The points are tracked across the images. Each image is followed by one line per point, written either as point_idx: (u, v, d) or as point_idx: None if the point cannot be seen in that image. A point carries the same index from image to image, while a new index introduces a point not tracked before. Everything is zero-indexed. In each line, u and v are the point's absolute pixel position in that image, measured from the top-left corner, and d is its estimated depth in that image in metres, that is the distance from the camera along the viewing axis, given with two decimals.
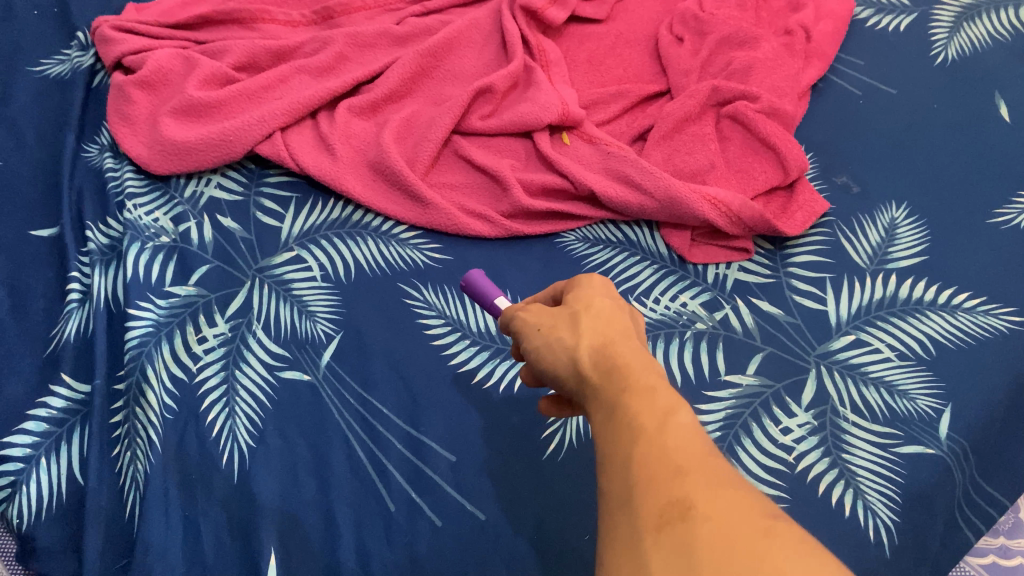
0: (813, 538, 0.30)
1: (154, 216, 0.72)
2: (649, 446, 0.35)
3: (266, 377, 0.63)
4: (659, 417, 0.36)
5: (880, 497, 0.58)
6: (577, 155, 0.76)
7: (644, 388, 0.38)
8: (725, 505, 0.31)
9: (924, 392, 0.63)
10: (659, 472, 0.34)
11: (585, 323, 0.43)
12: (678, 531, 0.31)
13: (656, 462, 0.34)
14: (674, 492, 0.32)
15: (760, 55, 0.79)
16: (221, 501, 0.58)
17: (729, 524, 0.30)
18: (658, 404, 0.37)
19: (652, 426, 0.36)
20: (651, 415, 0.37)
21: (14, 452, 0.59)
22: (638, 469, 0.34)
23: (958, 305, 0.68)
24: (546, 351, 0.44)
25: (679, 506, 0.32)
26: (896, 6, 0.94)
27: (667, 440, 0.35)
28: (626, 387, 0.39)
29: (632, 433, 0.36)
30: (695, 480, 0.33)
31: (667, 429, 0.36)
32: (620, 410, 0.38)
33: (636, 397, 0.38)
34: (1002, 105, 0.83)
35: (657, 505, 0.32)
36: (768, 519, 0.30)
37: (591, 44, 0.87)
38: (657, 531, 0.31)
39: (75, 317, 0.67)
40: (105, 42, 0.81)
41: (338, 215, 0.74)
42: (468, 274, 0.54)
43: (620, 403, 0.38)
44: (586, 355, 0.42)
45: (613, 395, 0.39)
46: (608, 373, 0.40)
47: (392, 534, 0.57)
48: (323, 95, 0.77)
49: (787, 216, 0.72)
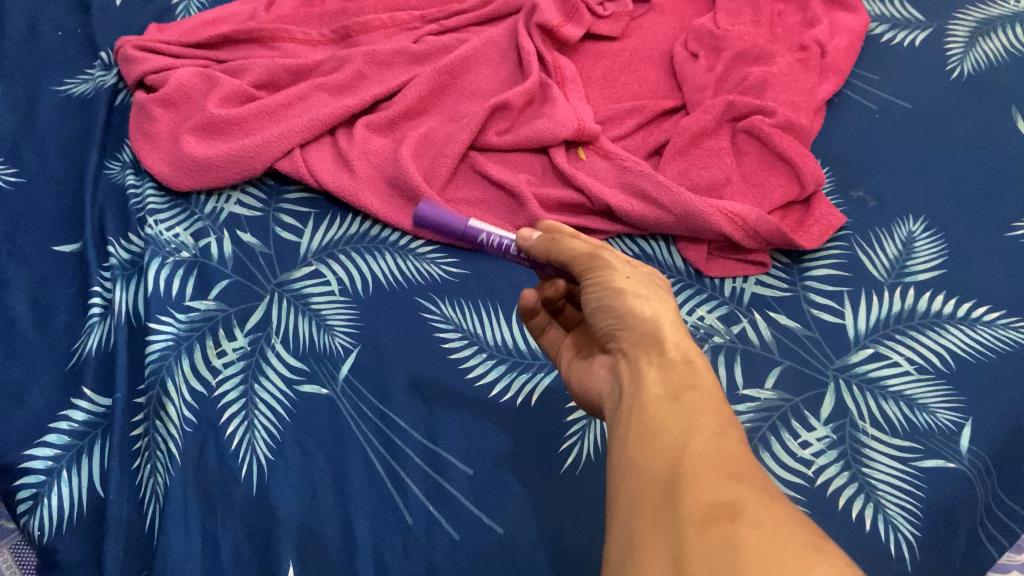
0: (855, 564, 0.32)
1: (175, 231, 0.73)
2: (710, 445, 0.38)
3: (285, 391, 0.64)
4: (722, 424, 0.40)
5: (901, 511, 0.58)
6: (593, 170, 0.76)
7: (710, 390, 0.42)
8: (775, 515, 0.33)
9: (944, 405, 0.63)
10: (715, 471, 0.36)
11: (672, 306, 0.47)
12: (723, 529, 0.33)
13: (714, 462, 0.37)
14: (726, 494, 0.35)
15: (776, 70, 0.80)
16: (240, 513, 0.58)
17: (777, 533, 0.32)
18: (721, 413, 0.41)
19: (712, 429, 0.39)
20: (714, 420, 0.40)
21: (36, 465, 0.60)
22: (695, 460, 0.37)
23: (977, 319, 0.68)
24: (633, 298, 0.47)
25: (729, 508, 0.34)
26: (911, 21, 0.94)
27: (727, 446, 0.38)
28: (696, 383, 0.42)
29: (692, 428, 0.39)
30: (747, 487, 0.35)
31: (724, 436, 0.39)
32: (683, 401, 0.41)
33: (702, 397, 0.41)
34: (1019, 118, 0.83)
35: (706, 501, 0.35)
36: (816, 537, 0.32)
37: (606, 62, 0.88)
38: (703, 524, 0.34)
39: (96, 332, 0.67)
40: (127, 62, 0.82)
41: (356, 230, 0.75)
42: None
43: (687, 395, 0.41)
44: (668, 331, 0.45)
45: (680, 383, 0.42)
46: (684, 357, 0.44)
47: (410, 547, 0.57)
48: (341, 112, 0.77)
49: (804, 230, 0.73)
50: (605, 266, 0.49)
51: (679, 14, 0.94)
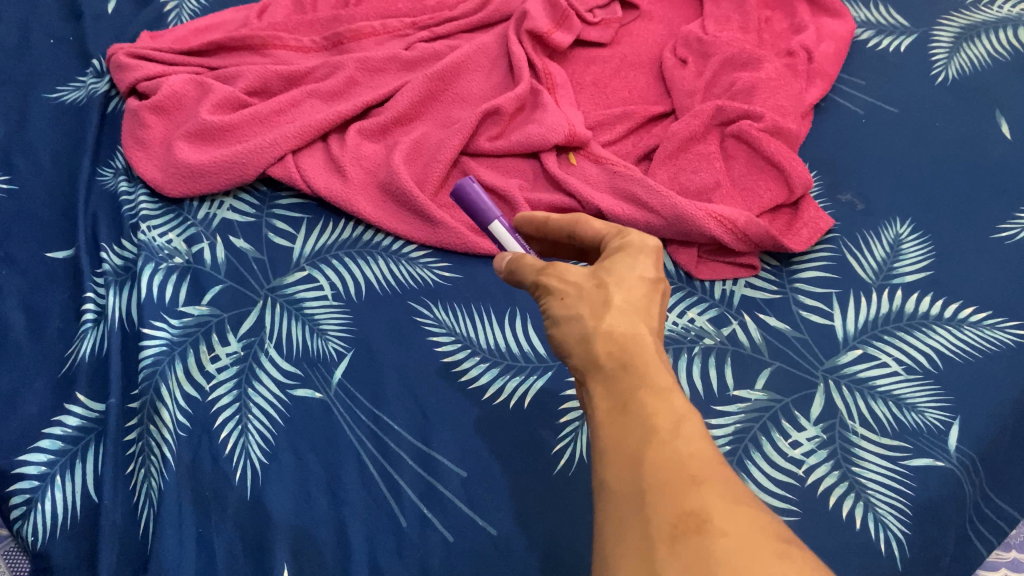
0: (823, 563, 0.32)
1: (168, 237, 0.73)
2: (667, 448, 0.37)
3: (279, 395, 0.64)
4: (675, 420, 0.39)
5: (891, 510, 0.58)
6: (585, 175, 0.77)
7: (660, 387, 0.41)
8: (741, 521, 0.33)
9: (932, 405, 0.63)
10: (676, 478, 0.36)
11: (617, 302, 0.44)
12: (693, 542, 0.33)
13: (673, 467, 0.36)
14: (690, 501, 0.34)
15: (764, 75, 0.81)
16: (234, 517, 0.58)
17: (745, 542, 0.32)
18: (675, 407, 0.39)
19: (667, 428, 0.38)
20: (666, 417, 0.39)
21: (30, 470, 0.60)
22: (655, 468, 0.36)
23: (964, 319, 0.69)
24: (564, 323, 0.45)
25: (695, 516, 0.34)
26: (895, 27, 0.96)
27: (682, 446, 0.37)
28: (644, 383, 0.41)
29: (648, 432, 0.38)
30: (710, 490, 0.35)
31: (681, 433, 0.38)
32: (632, 408, 0.40)
33: (652, 395, 0.40)
34: (1002, 122, 0.84)
35: (672, 511, 0.34)
36: (782, 542, 0.33)
37: (596, 68, 0.89)
38: (671, 536, 0.33)
39: (90, 337, 0.67)
40: (119, 69, 0.82)
41: (349, 235, 0.75)
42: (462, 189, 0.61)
43: (634, 400, 0.40)
44: (599, 337, 0.43)
45: (627, 388, 0.41)
46: (620, 361, 0.42)
47: (403, 548, 0.57)
48: (333, 118, 0.78)
49: (792, 233, 0.73)
50: (547, 294, 0.47)
51: (668, 21, 0.95)
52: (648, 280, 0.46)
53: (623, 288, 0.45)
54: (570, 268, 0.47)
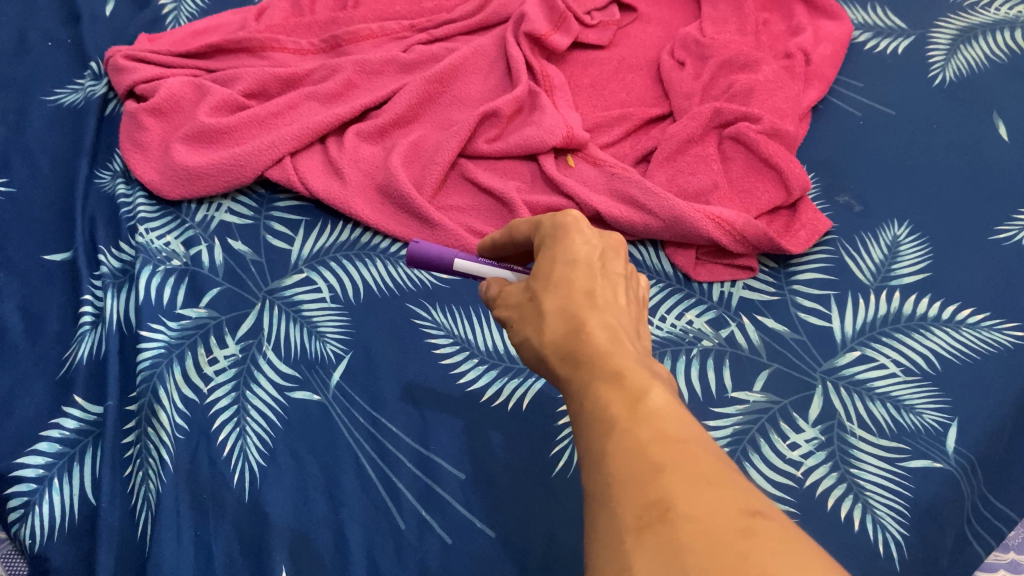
0: (805, 533, 0.27)
1: (166, 240, 0.73)
2: (625, 436, 0.32)
3: (277, 397, 0.64)
4: (634, 402, 0.34)
5: (889, 512, 0.58)
6: (583, 177, 0.77)
7: (612, 370, 0.36)
8: (705, 502, 0.28)
9: (930, 406, 0.63)
10: (636, 467, 0.31)
11: (551, 306, 0.41)
12: (657, 535, 0.28)
13: (632, 455, 0.31)
14: (653, 490, 0.30)
15: (761, 77, 0.81)
16: (232, 520, 0.58)
17: (711, 525, 0.27)
18: (633, 388, 0.35)
19: (624, 414, 0.33)
20: (623, 401, 0.34)
21: (27, 473, 0.60)
22: (617, 462, 0.32)
23: (962, 321, 0.69)
24: (520, 349, 0.43)
25: (658, 505, 0.29)
26: (893, 29, 0.96)
27: (639, 430, 0.32)
28: (597, 371, 0.37)
29: (606, 425, 0.34)
30: (675, 471, 0.30)
31: (640, 416, 0.33)
32: (589, 402, 0.36)
33: (606, 384, 0.36)
34: (1000, 124, 0.84)
35: (635, 505, 0.30)
36: (753, 516, 0.28)
37: (594, 70, 0.89)
38: (636, 530, 0.29)
39: (87, 340, 0.67)
40: (117, 71, 0.82)
41: (347, 237, 0.75)
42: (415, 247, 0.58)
43: (590, 394, 0.36)
44: (547, 348, 0.40)
45: (583, 383, 0.37)
46: (568, 362, 0.38)
47: (402, 551, 0.57)
48: (331, 120, 0.78)
49: (791, 235, 0.73)
50: (505, 324, 0.45)
51: (666, 23, 0.95)
52: (578, 262, 0.42)
53: (556, 283, 0.41)
54: (511, 292, 0.45)
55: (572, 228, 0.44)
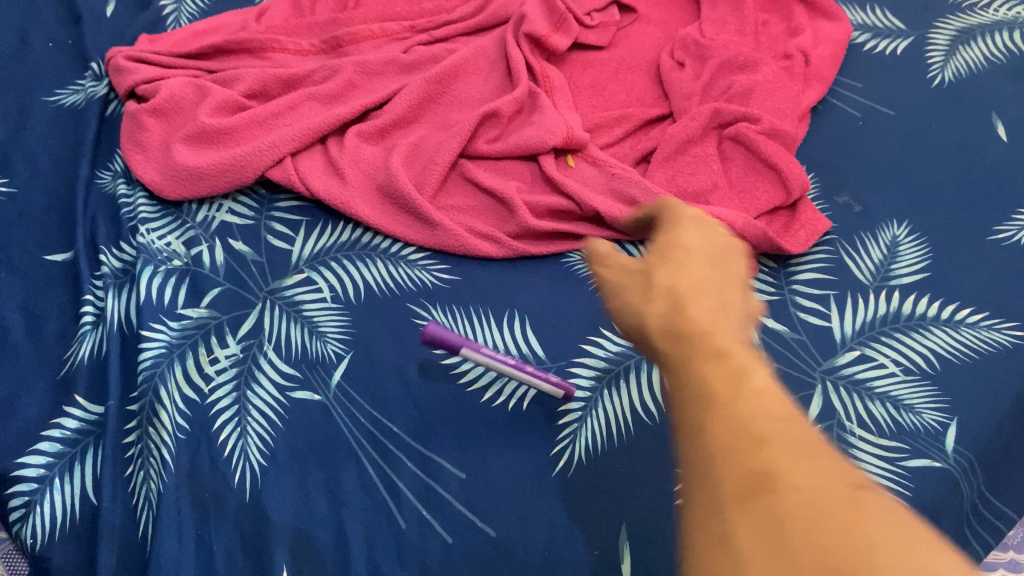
0: (904, 511, 0.30)
1: (167, 240, 0.73)
2: (729, 410, 0.35)
3: (278, 397, 0.64)
4: (735, 381, 0.37)
5: None
6: (583, 177, 0.77)
7: (720, 352, 0.39)
8: (811, 477, 0.31)
9: (930, 405, 0.64)
10: (737, 439, 0.34)
11: (660, 285, 0.46)
12: (760, 502, 0.31)
13: (736, 428, 0.35)
14: (758, 460, 0.33)
15: (760, 78, 0.81)
16: (233, 519, 0.58)
17: (817, 496, 0.30)
18: (738, 370, 0.38)
19: (726, 392, 0.37)
20: (726, 379, 0.37)
21: (29, 473, 0.60)
22: (721, 432, 0.35)
23: (961, 320, 0.69)
24: (630, 319, 0.47)
25: (761, 476, 0.32)
26: (892, 30, 0.96)
27: (744, 407, 0.35)
28: (702, 350, 0.40)
29: (707, 399, 0.37)
30: (778, 448, 0.33)
31: (742, 394, 0.36)
32: (689, 376, 0.39)
33: (711, 362, 0.39)
34: (999, 124, 0.84)
35: (738, 473, 0.33)
36: (856, 492, 0.31)
37: (594, 70, 0.89)
38: (739, 496, 0.32)
39: (89, 340, 0.67)
40: (118, 72, 0.83)
41: (348, 238, 0.75)
42: (427, 332, 0.64)
43: (692, 371, 0.39)
44: (652, 323, 0.44)
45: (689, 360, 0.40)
46: (676, 338, 0.42)
47: (403, 550, 0.57)
48: (331, 120, 0.78)
49: (790, 235, 0.73)
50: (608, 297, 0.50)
51: (665, 24, 0.95)
52: (691, 251, 0.48)
53: (680, 274, 0.46)
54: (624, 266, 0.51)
55: (687, 223, 0.51)
